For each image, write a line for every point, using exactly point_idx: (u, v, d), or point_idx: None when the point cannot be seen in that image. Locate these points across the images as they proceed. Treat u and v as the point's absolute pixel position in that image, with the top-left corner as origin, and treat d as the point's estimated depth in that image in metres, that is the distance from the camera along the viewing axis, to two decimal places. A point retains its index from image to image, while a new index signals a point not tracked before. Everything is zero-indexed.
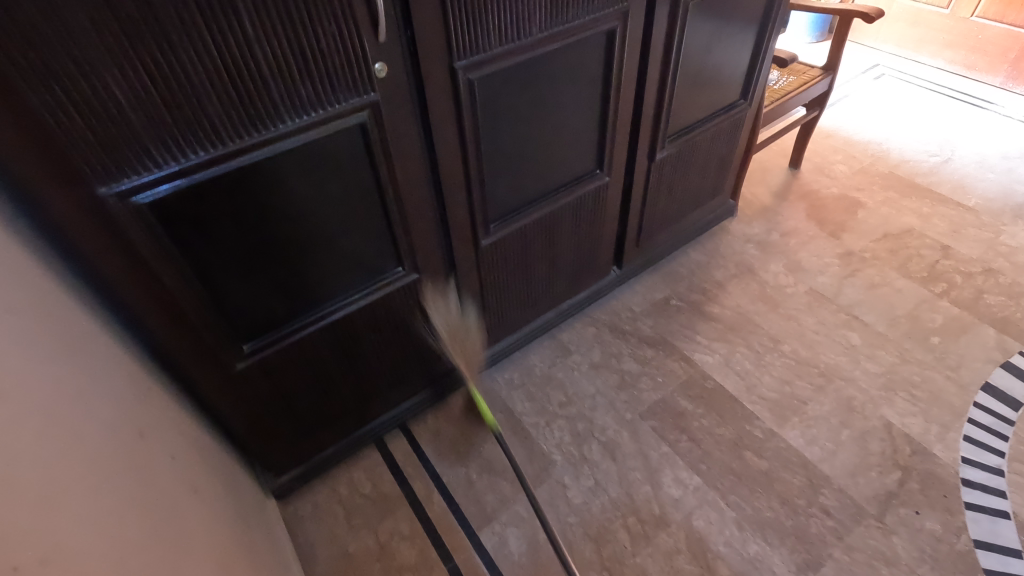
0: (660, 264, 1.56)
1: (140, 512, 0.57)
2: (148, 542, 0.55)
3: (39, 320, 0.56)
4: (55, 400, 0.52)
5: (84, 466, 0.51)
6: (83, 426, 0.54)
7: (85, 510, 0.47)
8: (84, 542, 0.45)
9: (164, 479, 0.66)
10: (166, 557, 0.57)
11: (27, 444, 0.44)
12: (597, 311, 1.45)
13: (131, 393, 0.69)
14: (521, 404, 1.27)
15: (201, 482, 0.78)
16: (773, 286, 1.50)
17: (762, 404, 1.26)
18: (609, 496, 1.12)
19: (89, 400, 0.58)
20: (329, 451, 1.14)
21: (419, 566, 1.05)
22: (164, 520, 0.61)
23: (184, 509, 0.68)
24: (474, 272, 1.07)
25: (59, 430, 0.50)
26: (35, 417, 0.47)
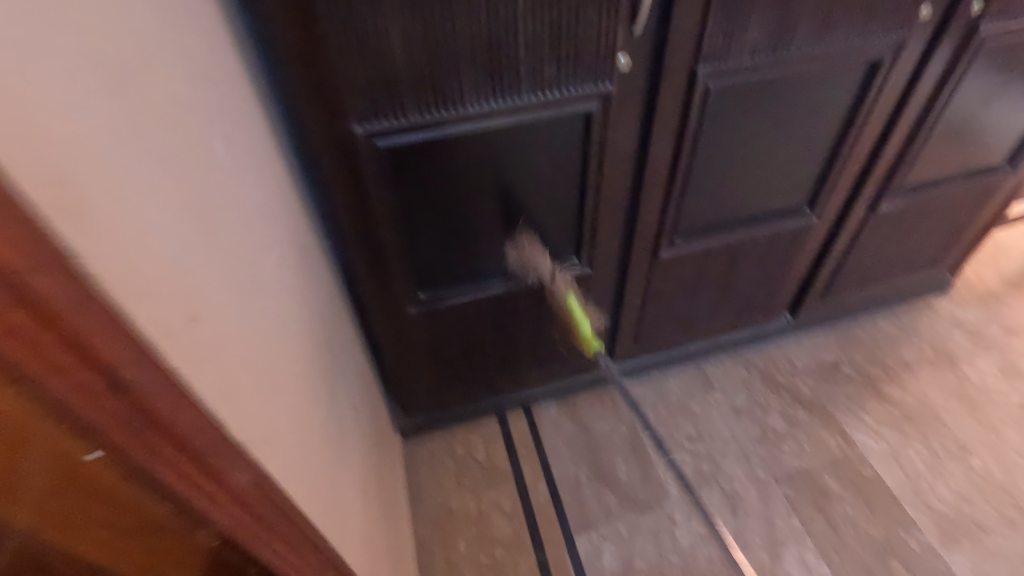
0: (839, 323, 1.39)
1: (330, 427, 0.62)
2: (331, 448, 0.61)
3: (292, 235, 0.63)
4: (296, 300, 0.59)
5: (306, 373, 0.57)
6: (308, 330, 0.61)
7: (304, 402, 0.53)
8: (302, 433, 0.50)
9: (343, 407, 0.72)
10: (338, 466, 0.62)
11: (279, 329, 0.50)
12: (752, 353, 1.34)
13: (332, 321, 0.76)
14: (648, 425, 1.22)
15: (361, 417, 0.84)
16: (975, 386, 1.28)
17: (927, 515, 1.08)
18: (719, 548, 1.05)
19: (312, 305, 0.66)
20: (456, 408, 1.19)
21: (511, 545, 1.07)
22: (341, 442, 0.66)
23: (350, 439, 0.73)
24: (643, 280, 1.04)
25: (297, 328, 0.57)
26: (285, 312, 0.53)
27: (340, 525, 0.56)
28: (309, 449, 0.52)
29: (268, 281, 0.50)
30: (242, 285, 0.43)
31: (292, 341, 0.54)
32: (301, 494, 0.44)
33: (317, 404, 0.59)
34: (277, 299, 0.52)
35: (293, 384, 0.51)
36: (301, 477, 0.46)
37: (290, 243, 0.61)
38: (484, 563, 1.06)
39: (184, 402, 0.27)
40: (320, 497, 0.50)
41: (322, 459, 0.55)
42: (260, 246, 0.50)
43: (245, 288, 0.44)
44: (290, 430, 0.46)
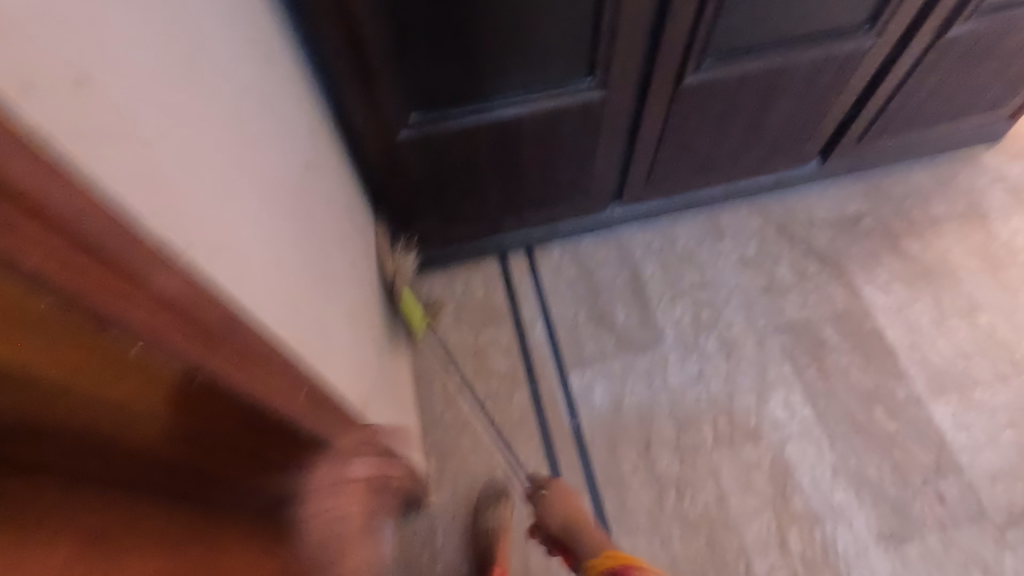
0: (871, 172, 1.29)
1: (311, 251, 0.59)
2: (314, 275, 0.58)
3: (258, 42, 0.54)
4: (262, 106, 0.52)
5: (281, 186, 0.53)
6: (281, 144, 0.55)
7: (276, 216, 0.49)
8: (272, 250, 0.47)
9: (328, 233, 0.68)
10: (322, 292, 0.60)
11: (237, 129, 0.44)
12: (772, 203, 1.26)
13: (316, 146, 0.69)
14: (652, 271, 1.19)
15: (354, 248, 0.81)
16: (1001, 244, 1.21)
17: (920, 367, 1.09)
18: (708, 389, 1.08)
19: (285, 116, 0.58)
20: (455, 247, 1.16)
21: (506, 379, 1.11)
22: (327, 270, 0.64)
23: (342, 270, 0.71)
24: (662, 111, 0.93)
25: (264, 139, 0.51)
26: (246, 113, 0.47)
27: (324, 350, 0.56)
28: (283, 269, 0.49)
29: (216, 67, 0.43)
30: (174, 62, 0.35)
31: (258, 150, 0.48)
32: (263, 306, 0.42)
33: (297, 224, 0.55)
34: (232, 98, 0.44)
35: (259, 196, 0.46)
36: (264, 293, 0.43)
37: (255, 47, 0.53)
38: (480, 392, 1.10)
39: (60, 174, 0.22)
40: (293, 317, 0.48)
41: (300, 281, 0.53)
42: (199, 18, 0.41)
43: (186, 69, 0.37)
44: (254, 242, 0.43)
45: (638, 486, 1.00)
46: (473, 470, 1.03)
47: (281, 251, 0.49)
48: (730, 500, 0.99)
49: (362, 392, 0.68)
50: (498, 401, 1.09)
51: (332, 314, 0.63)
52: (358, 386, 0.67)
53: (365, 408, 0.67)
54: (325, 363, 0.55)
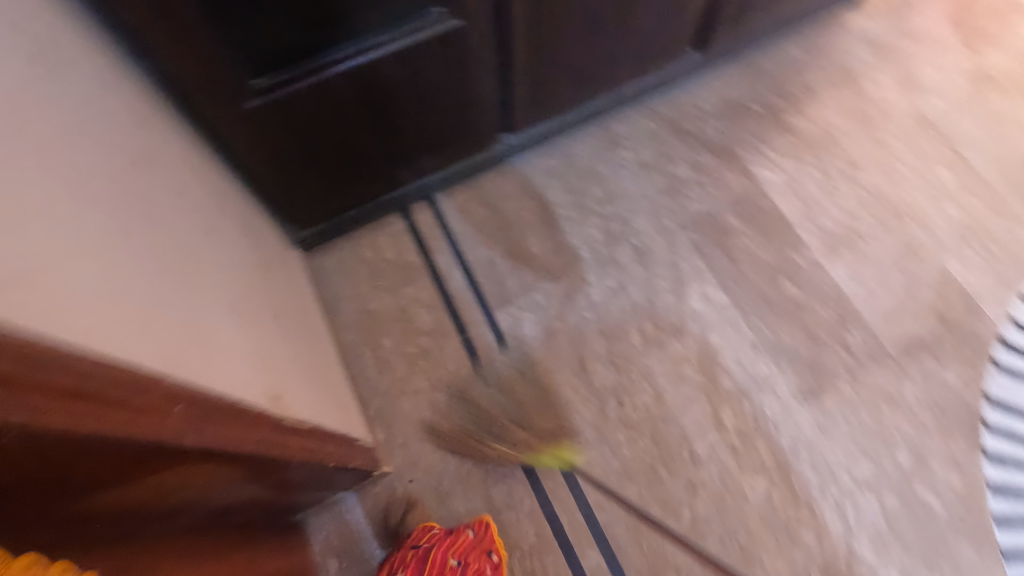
0: (747, 54, 1.31)
1: (157, 257, 0.56)
2: (166, 282, 0.55)
3: (12, 45, 0.47)
4: (42, 111, 0.47)
5: (90, 196, 0.49)
6: (82, 149, 0.51)
7: (92, 229, 0.46)
8: (93, 265, 0.44)
9: (180, 232, 0.64)
10: (183, 297, 0.57)
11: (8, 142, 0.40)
12: (660, 103, 1.26)
13: (136, 145, 0.62)
14: (557, 194, 1.19)
15: (224, 242, 0.76)
16: (872, 102, 1.27)
17: (815, 234, 1.16)
18: (630, 298, 1.11)
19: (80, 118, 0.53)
20: (349, 214, 1.11)
21: (434, 332, 1.10)
22: (185, 273, 0.60)
23: (207, 271, 0.66)
24: (527, 29, 0.89)
25: (54, 147, 0.46)
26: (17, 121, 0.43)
27: (200, 355, 0.53)
28: (112, 290, 0.45)
29: None
30: None
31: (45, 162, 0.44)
32: (101, 323, 0.40)
33: (126, 232, 0.52)
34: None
35: (53, 220, 0.41)
36: (96, 310, 0.41)
37: (7, 52, 0.46)
38: (411, 352, 1.08)
39: None
40: (146, 327, 0.46)
41: (145, 289, 0.50)
42: None
43: None
44: (57, 270, 0.39)
45: (580, 403, 1.04)
46: (421, 429, 1.03)
47: (101, 271, 0.45)
48: (666, 396, 1.04)
49: (270, 384, 0.66)
50: (430, 356, 1.08)
51: (207, 316, 0.60)
52: (263, 380, 0.65)
53: (277, 399, 0.65)
54: (207, 368, 0.52)
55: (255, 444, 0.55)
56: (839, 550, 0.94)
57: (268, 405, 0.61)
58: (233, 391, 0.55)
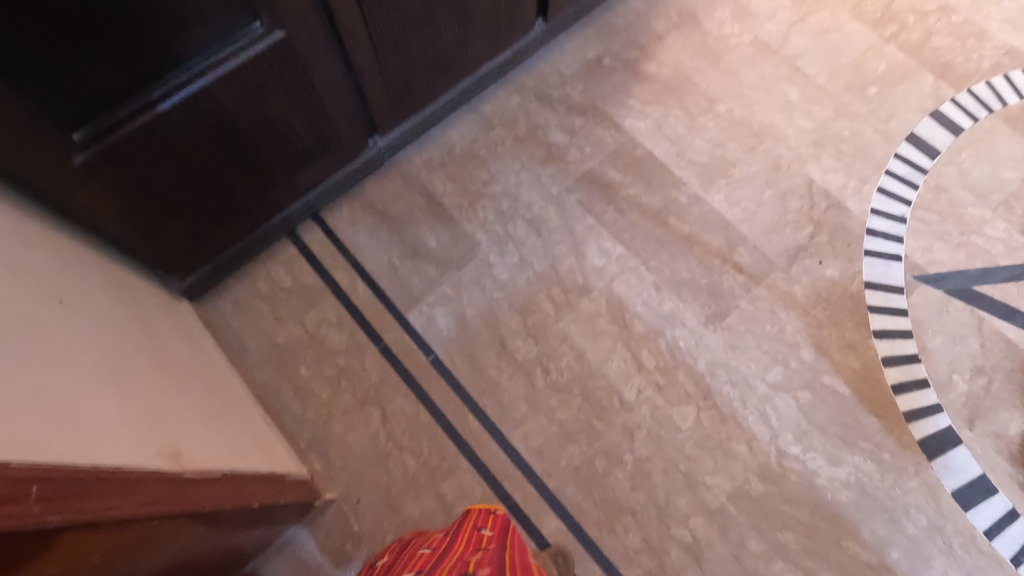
0: (594, 14, 1.35)
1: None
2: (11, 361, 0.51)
3: None
4: None
5: None
6: None
7: None
8: None
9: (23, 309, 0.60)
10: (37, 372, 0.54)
11: None
12: (522, 77, 1.29)
13: None
14: (441, 186, 1.20)
15: (81, 312, 0.70)
16: (715, 37, 1.34)
17: (690, 170, 1.22)
18: (534, 269, 1.13)
19: None
20: (230, 251, 1.07)
21: (350, 348, 1.08)
22: (38, 348, 0.57)
23: (60, 345, 0.61)
24: (360, 28, 0.90)
25: None
26: None
27: (64, 429, 0.50)
28: None
29: None
30: None
31: None
32: None
33: None
34: None
35: None
36: None
37: None
38: (331, 374, 1.06)
39: None
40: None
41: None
42: None
43: None
44: None
45: (508, 381, 1.06)
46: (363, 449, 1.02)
47: None
48: (587, 354, 1.07)
49: (164, 442, 0.63)
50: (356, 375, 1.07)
51: (72, 388, 0.57)
52: (154, 439, 0.62)
53: (176, 456, 0.62)
54: (76, 441, 0.50)
55: (151, 507, 0.52)
56: (770, 453, 1.01)
57: (162, 465, 0.58)
58: (114, 458, 0.52)
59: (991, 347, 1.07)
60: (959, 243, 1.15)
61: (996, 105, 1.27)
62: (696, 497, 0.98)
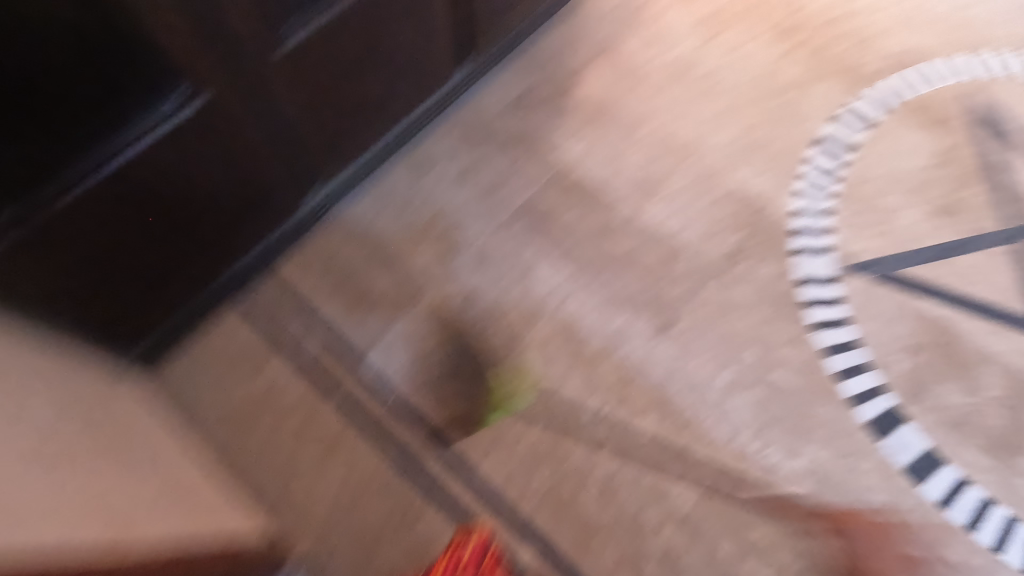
0: (517, 51, 1.42)
1: None
2: None
3: None
4: None
5: None
6: None
7: None
8: None
9: None
10: None
11: None
12: (455, 116, 1.33)
13: None
14: (385, 229, 1.22)
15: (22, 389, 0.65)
16: (634, 62, 1.42)
17: (624, 189, 1.27)
18: (485, 301, 1.16)
19: None
20: (171, 320, 1.05)
21: (308, 401, 1.07)
22: None
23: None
24: (284, 88, 0.93)
25: None
26: None
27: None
28: None
29: None
30: None
31: None
32: None
33: None
34: None
35: None
36: None
37: None
38: (291, 430, 1.05)
39: None
40: None
41: None
42: None
43: None
44: None
45: (470, 414, 1.06)
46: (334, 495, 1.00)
47: None
48: (544, 378, 1.09)
49: (116, 516, 0.56)
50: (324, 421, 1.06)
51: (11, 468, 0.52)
52: (104, 517, 0.55)
53: (129, 528, 0.56)
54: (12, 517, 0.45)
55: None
56: (730, 453, 1.04)
57: (113, 539, 0.52)
58: (56, 531, 0.47)
59: (920, 326, 1.14)
60: (880, 232, 1.23)
61: (896, 101, 1.37)
62: (664, 506, 1.00)
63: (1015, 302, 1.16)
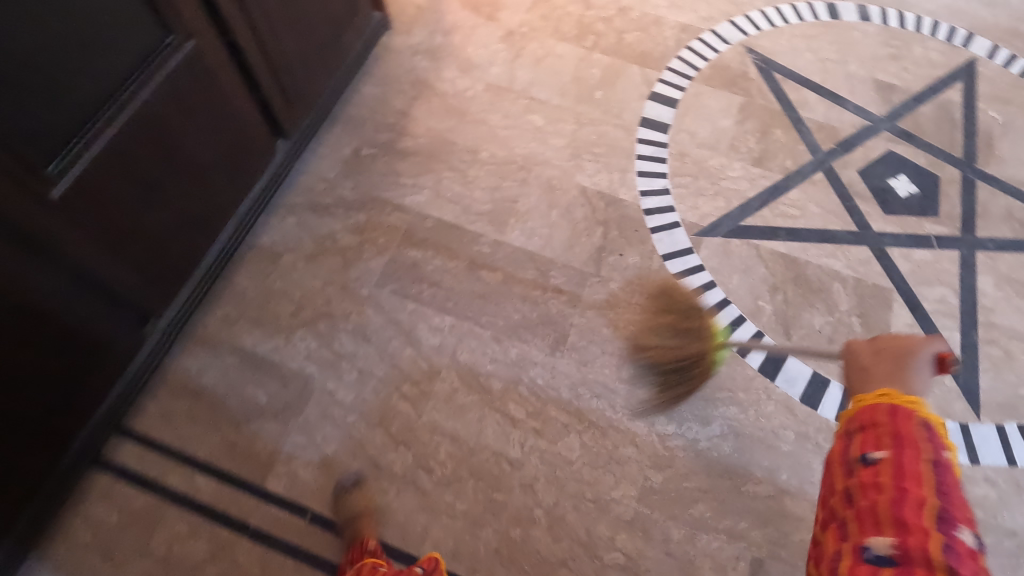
0: (335, 114, 1.38)
1: None
2: None
3: None
4: None
5: None
6: None
7: None
8: None
9: None
10: None
11: None
12: (289, 197, 1.27)
13: None
14: (248, 337, 1.12)
15: None
16: (453, 95, 1.43)
17: (481, 221, 1.27)
18: (377, 376, 1.10)
19: None
20: (18, 523, 0.90)
21: (216, 553, 0.95)
22: None
23: None
24: (74, 233, 0.82)
25: None
26: None
27: None
28: None
29: None
30: None
31: None
32: None
33: None
34: None
35: None
36: None
37: None
38: None
39: None
40: None
41: None
42: None
43: None
44: None
45: (397, 499, 1.00)
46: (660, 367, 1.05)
47: None
48: (460, 433, 1.06)
49: None
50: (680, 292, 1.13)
51: None
52: None
53: None
54: None
55: None
56: (654, 442, 1.07)
57: None
58: None
59: (773, 265, 1.25)
60: (715, 193, 1.33)
61: (692, 73, 1.50)
62: (612, 517, 1.01)
63: (837, 222, 1.31)
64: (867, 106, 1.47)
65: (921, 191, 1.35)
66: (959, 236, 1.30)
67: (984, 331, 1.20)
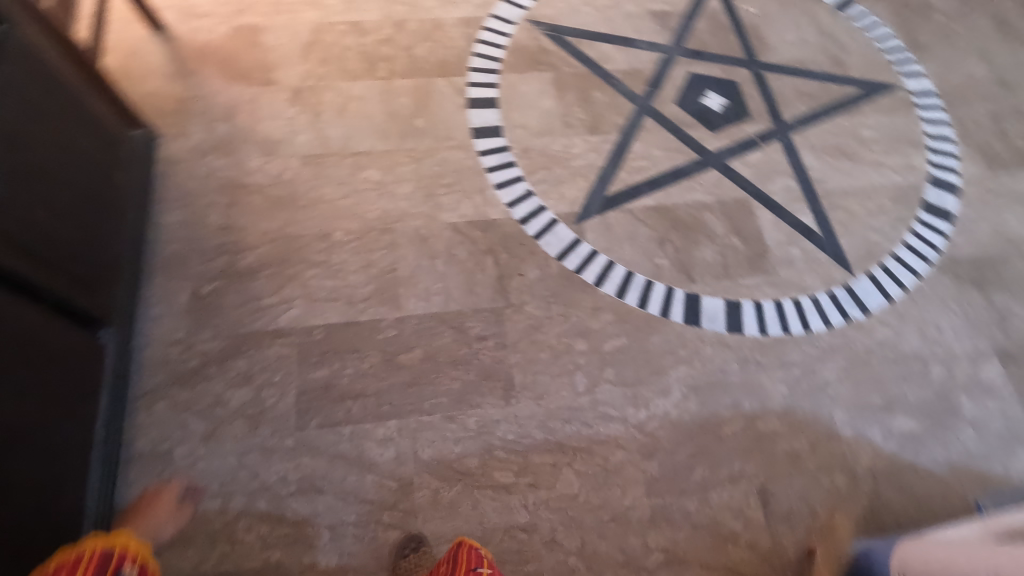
0: (147, 262, 1.16)
1: None
2: None
3: None
4: None
5: None
6: None
7: None
8: None
9: None
10: None
11: None
12: (144, 382, 1.06)
13: None
14: (184, 562, 0.94)
15: None
16: (270, 184, 1.26)
17: (372, 305, 1.17)
18: (350, 523, 0.99)
19: None
20: None
21: None
22: None
23: None
24: None
25: None
26: None
27: None
28: None
29: None
30: None
31: None
32: None
33: None
34: None
35: None
36: None
37: None
38: None
39: None
40: None
41: None
42: None
43: None
44: None
45: None
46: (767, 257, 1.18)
47: None
48: (463, 530, 1.00)
49: None
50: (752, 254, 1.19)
51: None
52: None
53: None
54: None
55: None
56: (635, 436, 1.10)
57: None
58: None
59: (651, 221, 1.31)
60: (572, 176, 1.35)
61: (495, 65, 1.46)
62: (635, 524, 1.03)
63: (681, 157, 1.40)
64: (655, 39, 1.56)
65: (729, 99, 1.48)
66: (773, 127, 1.45)
67: (826, 200, 1.37)
